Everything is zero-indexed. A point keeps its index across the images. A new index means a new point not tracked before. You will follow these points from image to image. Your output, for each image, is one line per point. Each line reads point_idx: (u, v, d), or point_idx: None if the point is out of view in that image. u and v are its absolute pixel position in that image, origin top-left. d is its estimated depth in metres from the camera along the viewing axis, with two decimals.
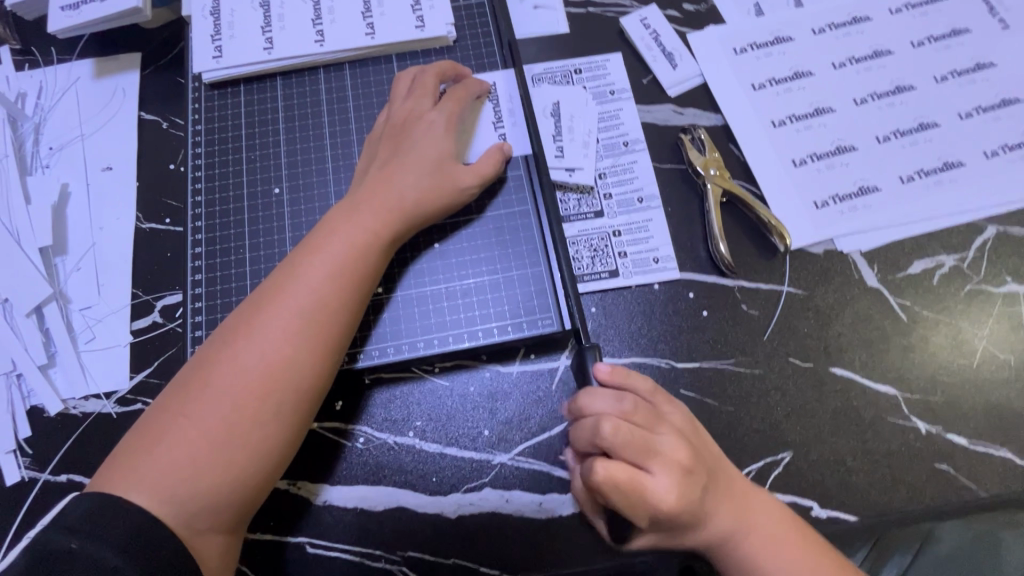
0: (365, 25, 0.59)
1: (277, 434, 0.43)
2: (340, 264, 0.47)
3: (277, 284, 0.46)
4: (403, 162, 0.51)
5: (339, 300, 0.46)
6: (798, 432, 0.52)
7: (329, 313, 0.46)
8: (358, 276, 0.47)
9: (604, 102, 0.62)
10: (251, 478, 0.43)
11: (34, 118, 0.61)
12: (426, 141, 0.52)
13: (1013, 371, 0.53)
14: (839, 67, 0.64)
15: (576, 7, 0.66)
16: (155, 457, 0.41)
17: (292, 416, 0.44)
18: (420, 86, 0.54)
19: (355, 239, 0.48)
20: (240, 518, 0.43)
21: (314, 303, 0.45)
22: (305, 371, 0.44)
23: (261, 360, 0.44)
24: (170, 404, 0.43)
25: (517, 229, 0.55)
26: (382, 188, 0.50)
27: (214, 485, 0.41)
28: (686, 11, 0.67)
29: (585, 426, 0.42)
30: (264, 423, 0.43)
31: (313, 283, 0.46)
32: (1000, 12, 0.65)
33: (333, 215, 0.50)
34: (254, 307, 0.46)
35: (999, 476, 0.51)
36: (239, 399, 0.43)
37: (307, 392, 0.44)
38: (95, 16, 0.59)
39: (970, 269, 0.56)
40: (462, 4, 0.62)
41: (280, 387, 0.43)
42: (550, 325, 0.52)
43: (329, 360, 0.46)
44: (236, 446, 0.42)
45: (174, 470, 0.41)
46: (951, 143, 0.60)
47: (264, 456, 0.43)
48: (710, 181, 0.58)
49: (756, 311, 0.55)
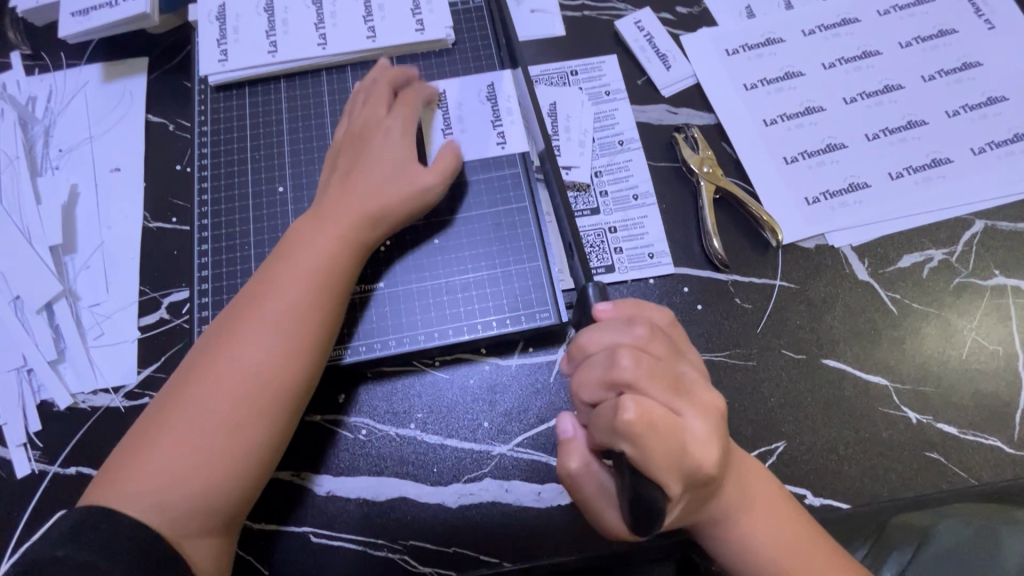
0: (366, 29, 0.61)
1: (259, 436, 0.45)
2: (311, 272, 0.48)
3: (251, 295, 0.48)
4: (365, 170, 0.52)
5: (312, 305, 0.47)
6: (791, 422, 0.53)
7: (303, 319, 0.47)
8: (331, 282, 0.49)
9: (600, 103, 0.64)
10: (236, 480, 0.44)
11: (44, 121, 0.63)
12: (383, 147, 0.53)
13: (1001, 361, 0.54)
14: (828, 67, 0.65)
15: (572, 11, 0.68)
16: (140, 468, 0.42)
17: (271, 417, 0.45)
18: (374, 94, 0.55)
19: (326, 248, 0.49)
20: (229, 520, 0.45)
21: (287, 309, 0.47)
22: (280, 374, 0.45)
23: (238, 366, 0.45)
24: (151, 417, 0.44)
25: (515, 225, 0.57)
26: (348, 197, 0.51)
27: (199, 491, 0.42)
28: (679, 13, 0.68)
29: (600, 361, 0.38)
30: (246, 427, 0.44)
31: (285, 291, 0.47)
32: (986, 13, 0.67)
33: (302, 226, 0.51)
34: (229, 318, 0.47)
35: (989, 464, 0.52)
36: (218, 405, 0.44)
37: (285, 395, 0.46)
38: (106, 22, 0.61)
39: (959, 262, 0.58)
40: (461, 8, 0.64)
41: (258, 390, 0.45)
42: (547, 317, 0.53)
43: (306, 363, 0.47)
44: (218, 451, 0.43)
45: (160, 479, 0.42)
46: (939, 140, 0.62)
47: (247, 458, 0.44)
48: (703, 179, 0.60)
49: (749, 305, 0.56)
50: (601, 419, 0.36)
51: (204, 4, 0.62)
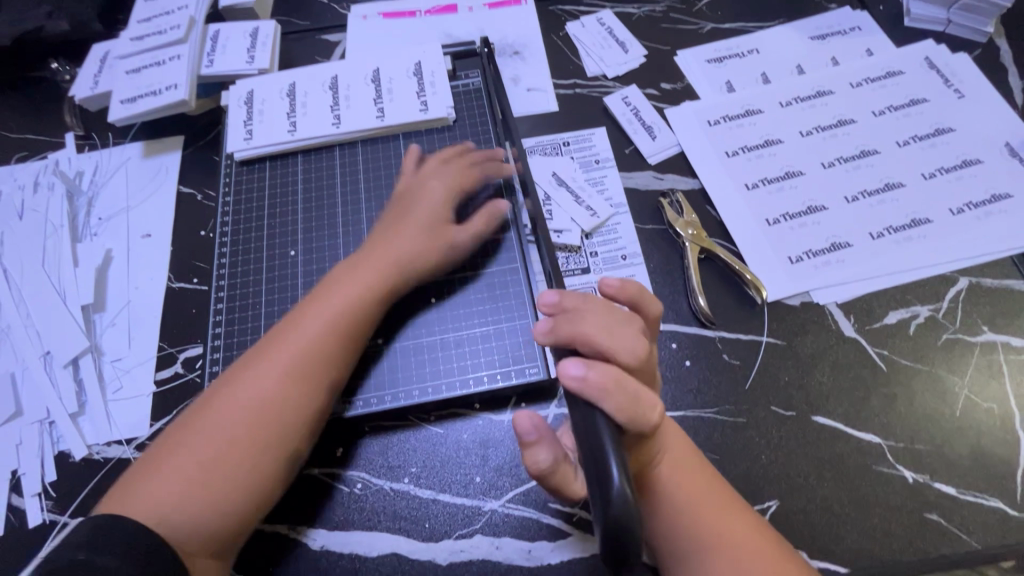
0: (376, 109, 0.68)
1: (272, 466, 0.47)
2: (340, 308, 0.52)
3: (284, 327, 0.51)
4: (410, 219, 0.58)
5: (337, 341, 0.51)
6: (783, 480, 0.53)
7: (327, 352, 0.50)
8: (358, 319, 0.52)
9: (590, 171, 0.69)
10: (244, 506, 0.46)
11: (88, 194, 0.70)
12: (433, 203, 0.59)
13: (997, 419, 0.54)
14: (806, 134, 0.69)
15: (564, 89, 0.75)
16: (155, 479, 0.45)
17: (285, 447, 0.48)
18: (443, 157, 0.63)
19: (358, 286, 0.53)
20: (230, 545, 0.46)
21: (313, 342, 0.50)
22: (298, 406, 0.48)
23: (261, 394, 0.48)
24: (176, 432, 0.48)
25: (507, 284, 0.60)
26: (386, 242, 0.57)
27: (202, 513, 0.44)
28: (663, 89, 0.75)
29: (611, 335, 0.43)
30: (259, 454, 0.47)
31: (313, 325, 0.51)
32: (955, 83, 0.71)
33: (342, 265, 0.56)
34: (262, 346, 0.51)
35: (993, 527, 0.50)
36: (240, 430, 0.47)
37: (300, 426, 0.48)
38: (148, 107, 0.69)
39: (945, 318, 0.59)
40: (462, 90, 0.71)
41: (277, 420, 0.48)
42: (536, 373, 0.56)
43: (324, 395, 0.50)
44: (231, 474, 0.46)
45: (168, 493, 0.44)
46: (917, 201, 0.64)
47: (259, 486, 0.47)
48: (688, 240, 0.63)
49: (737, 361, 0.58)
50: (628, 388, 0.39)
51: (235, 91, 0.70)
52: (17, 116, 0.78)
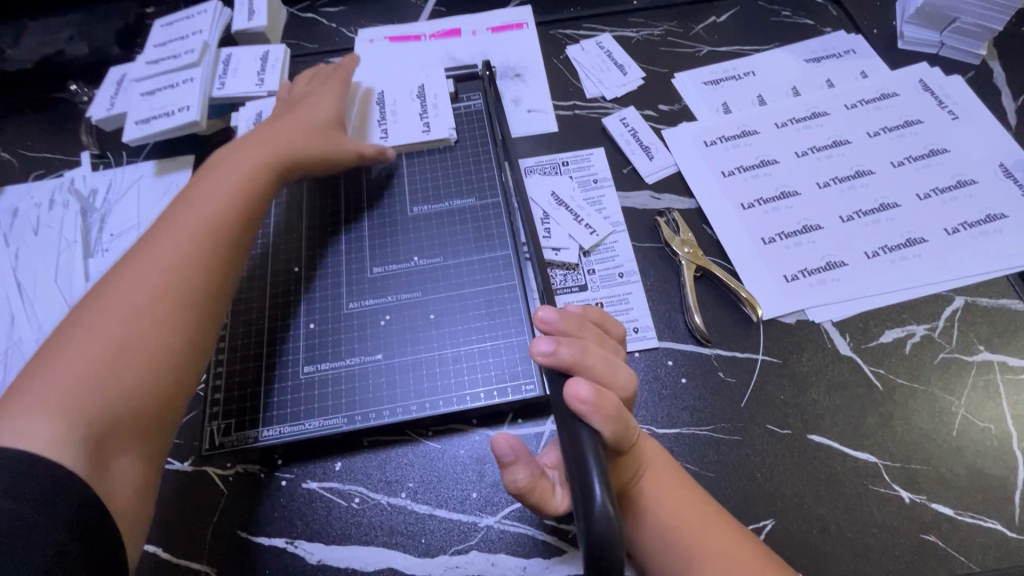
0: (380, 130, 0.71)
1: (181, 332, 0.50)
2: (226, 198, 0.58)
3: (167, 227, 0.55)
4: (291, 120, 0.66)
5: (227, 218, 0.57)
6: (779, 499, 0.53)
7: (218, 230, 0.55)
8: (243, 203, 0.58)
9: (588, 190, 0.70)
10: (159, 375, 0.48)
11: (101, 211, 0.73)
12: (313, 108, 0.68)
13: (994, 439, 0.54)
14: (801, 155, 0.71)
15: (564, 111, 0.77)
16: (31, 406, 0.43)
17: (191, 314, 0.51)
18: (316, 80, 0.73)
19: (242, 179, 0.60)
20: (152, 423, 0.47)
21: (204, 225, 0.55)
22: (199, 274, 0.53)
23: (155, 273, 0.51)
24: (41, 363, 0.46)
25: (505, 301, 0.61)
26: (265, 146, 0.63)
27: (99, 419, 0.44)
28: (660, 111, 0.76)
29: (609, 365, 0.46)
30: (163, 321, 0.49)
31: (200, 212, 0.56)
32: (949, 105, 0.72)
33: (210, 170, 0.61)
34: (142, 247, 0.54)
35: (991, 549, 0.49)
36: (138, 309, 0.49)
37: (203, 292, 0.52)
38: (161, 128, 0.71)
39: (941, 337, 0.59)
40: (464, 112, 0.74)
41: (178, 288, 0.51)
42: (532, 389, 0.56)
43: (221, 265, 0.54)
44: (139, 348, 0.48)
45: (53, 410, 0.43)
46: (912, 221, 0.65)
47: (172, 352, 0.49)
48: (684, 259, 0.64)
49: (733, 378, 0.58)
50: (624, 415, 0.41)
51: (245, 112, 0.73)
52: (35, 136, 0.81)
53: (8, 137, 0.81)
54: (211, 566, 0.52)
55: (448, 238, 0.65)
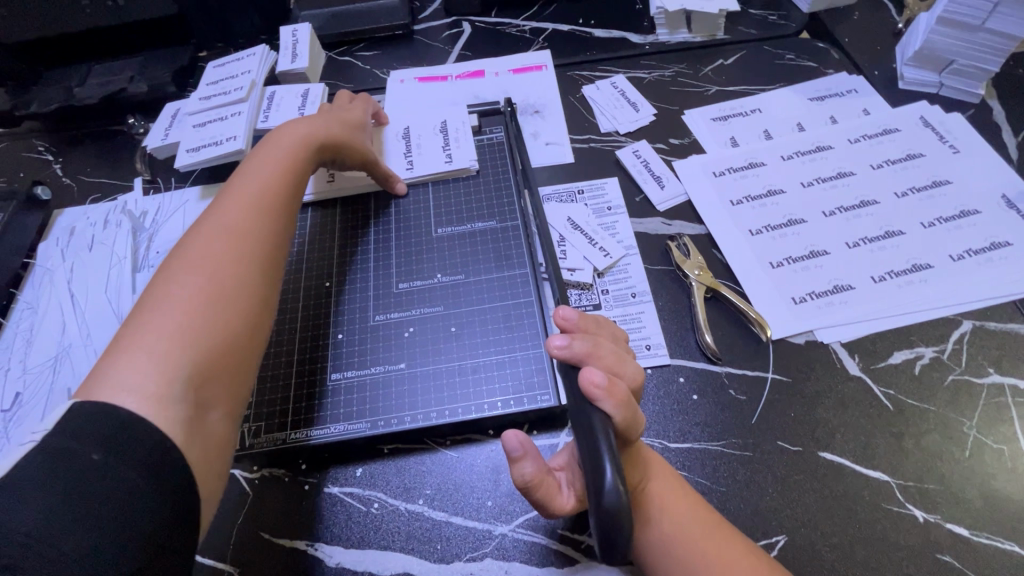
0: (405, 161, 0.77)
1: (254, 290, 0.54)
2: (280, 175, 0.63)
3: (224, 200, 0.59)
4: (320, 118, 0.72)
5: (280, 190, 0.62)
6: (791, 515, 0.53)
7: (272, 198, 0.61)
8: (291, 179, 0.64)
9: (603, 216, 0.74)
10: (241, 328, 0.51)
11: (149, 231, 0.79)
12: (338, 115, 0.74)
13: (1007, 461, 0.54)
14: (806, 185, 0.74)
15: (580, 144, 0.82)
16: (131, 365, 0.44)
17: (260, 274, 0.55)
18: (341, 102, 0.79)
19: (287, 157, 0.65)
20: (233, 377, 0.50)
21: (261, 196, 0.60)
22: (264, 239, 0.57)
23: (227, 239, 0.55)
24: (123, 331, 0.47)
25: (522, 316, 0.64)
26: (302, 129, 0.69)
27: (194, 371, 0.46)
28: (671, 144, 0.81)
29: (618, 358, 0.49)
30: (240, 280, 0.53)
31: (256, 186, 0.61)
32: (950, 140, 0.76)
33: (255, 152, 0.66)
34: (203, 220, 0.57)
35: (1010, 572, 0.49)
36: (216, 270, 0.52)
37: (268, 256, 0.57)
38: (209, 155, 0.77)
39: (951, 359, 0.60)
40: (486, 144, 0.79)
41: (250, 251, 0.55)
42: (548, 400, 0.58)
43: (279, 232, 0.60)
44: (223, 305, 0.51)
45: (153, 365, 0.45)
46: (918, 248, 0.67)
47: (250, 309, 0.53)
48: (695, 280, 0.67)
49: (743, 396, 0.59)
50: (631, 401, 0.44)
51: None
52: (94, 163, 0.89)
53: (69, 164, 0.89)
54: (234, 566, 0.54)
55: (468, 258, 0.69)
